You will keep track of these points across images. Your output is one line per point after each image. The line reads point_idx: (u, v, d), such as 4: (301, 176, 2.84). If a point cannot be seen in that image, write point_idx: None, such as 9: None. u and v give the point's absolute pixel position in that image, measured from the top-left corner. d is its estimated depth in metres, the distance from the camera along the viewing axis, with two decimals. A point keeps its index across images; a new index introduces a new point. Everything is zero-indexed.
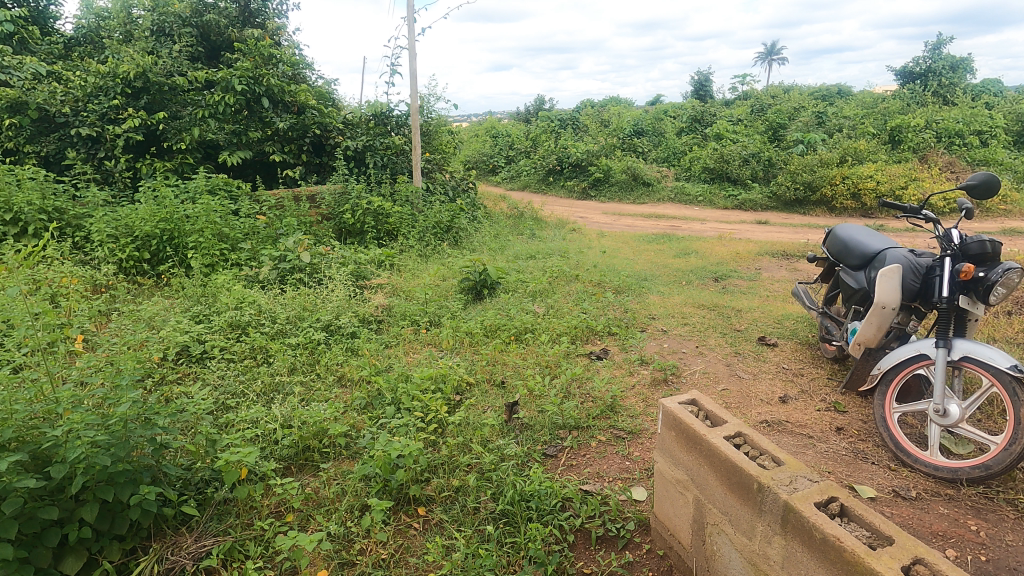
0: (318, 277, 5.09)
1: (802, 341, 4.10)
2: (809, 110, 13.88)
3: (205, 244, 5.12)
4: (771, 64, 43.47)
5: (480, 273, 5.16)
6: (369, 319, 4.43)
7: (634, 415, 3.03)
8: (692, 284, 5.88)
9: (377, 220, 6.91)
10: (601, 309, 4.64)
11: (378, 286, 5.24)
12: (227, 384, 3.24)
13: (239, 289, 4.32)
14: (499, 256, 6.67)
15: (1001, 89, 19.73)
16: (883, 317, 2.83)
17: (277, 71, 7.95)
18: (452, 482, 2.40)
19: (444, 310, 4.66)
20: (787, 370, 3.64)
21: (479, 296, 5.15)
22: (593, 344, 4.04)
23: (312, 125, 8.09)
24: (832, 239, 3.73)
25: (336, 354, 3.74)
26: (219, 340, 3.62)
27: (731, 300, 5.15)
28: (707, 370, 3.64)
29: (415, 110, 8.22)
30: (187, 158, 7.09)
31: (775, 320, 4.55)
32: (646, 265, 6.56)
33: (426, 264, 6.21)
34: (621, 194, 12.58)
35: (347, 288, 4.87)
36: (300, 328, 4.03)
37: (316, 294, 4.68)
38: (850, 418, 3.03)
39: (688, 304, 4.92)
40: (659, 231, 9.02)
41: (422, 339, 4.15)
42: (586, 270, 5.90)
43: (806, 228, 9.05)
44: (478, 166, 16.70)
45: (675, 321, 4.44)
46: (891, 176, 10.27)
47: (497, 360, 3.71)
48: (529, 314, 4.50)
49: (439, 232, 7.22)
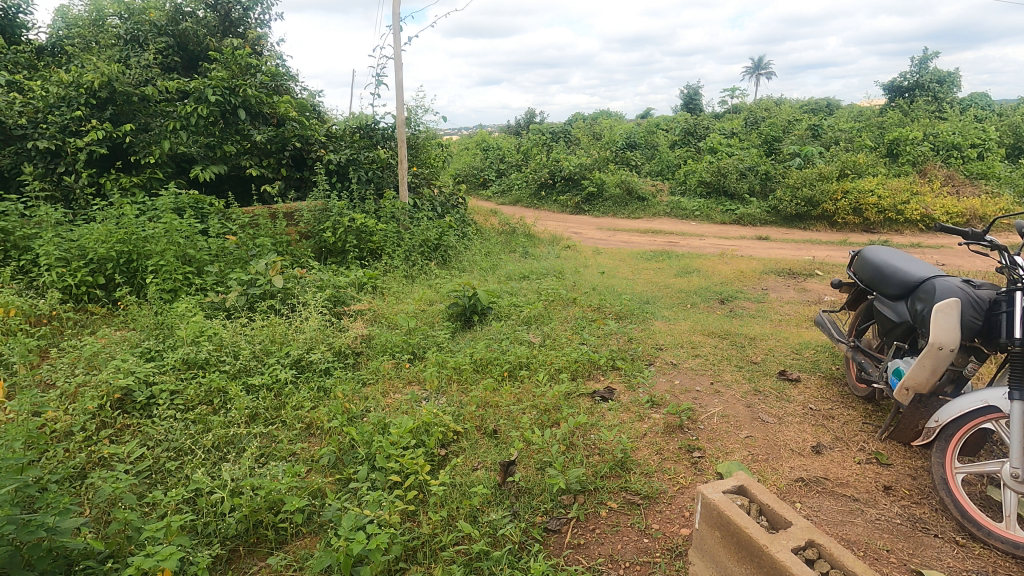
0: (292, 303, 4.64)
1: (826, 375, 3.70)
2: (804, 123, 13.69)
3: (166, 267, 4.66)
4: (760, 78, 43.68)
5: (469, 298, 4.73)
6: (345, 353, 3.99)
7: (648, 473, 2.61)
8: (698, 307, 5.48)
9: (360, 239, 6.48)
10: (602, 338, 4.23)
11: (358, 313, 4.80)
12: (173, 436, 2.78)
13: (199, 321, 3.84)
14: (490, 277, 6.26)
15: (988, 103, 19.73)
16: (939, 360, 2.43)
17: (255, 82, 7.54)
18: (434, 572, 1.96)
19: (430, 341, 4.22)
20: (815, 413, 3.23)
21: (468, 323, 4.72)
22: (596, 381, 3.61)
23: (292, 138, 7.66)
24: (859, 262, 3.38)
25: (305, 397, 3.30)
26: (169, 384, 3.15)
27: (742, 326, 4.76)
28: (726, 413, 3.21)
29: (401, 122, 7.85)
30: (156, 173, 6.62)
31: (793, 350, 4.16)
32: (647, 286, 6.16)
33: (411, 286, 5.78)
34: (615, 209, 12.26)
35: (322, 317, 4.42)
36: (268, 365, 3.59)
37: (288, 324, 4.23)
38: (897, 474, 2.62)
39: (696, 331, 4.52)
40: (658, 248, 8.67)
41: (405, 376, 3.71)
42: (584, 292, 5.49)
43: (808, 244, 8.75)
44: (469, 179, 16.31)
45: (685, 352, 4.02)
46: (893, 190, 10.02)
47: (489, 402, 3.27)
48: (524, 346, 4.07)
49: (427, 251, 6.79)
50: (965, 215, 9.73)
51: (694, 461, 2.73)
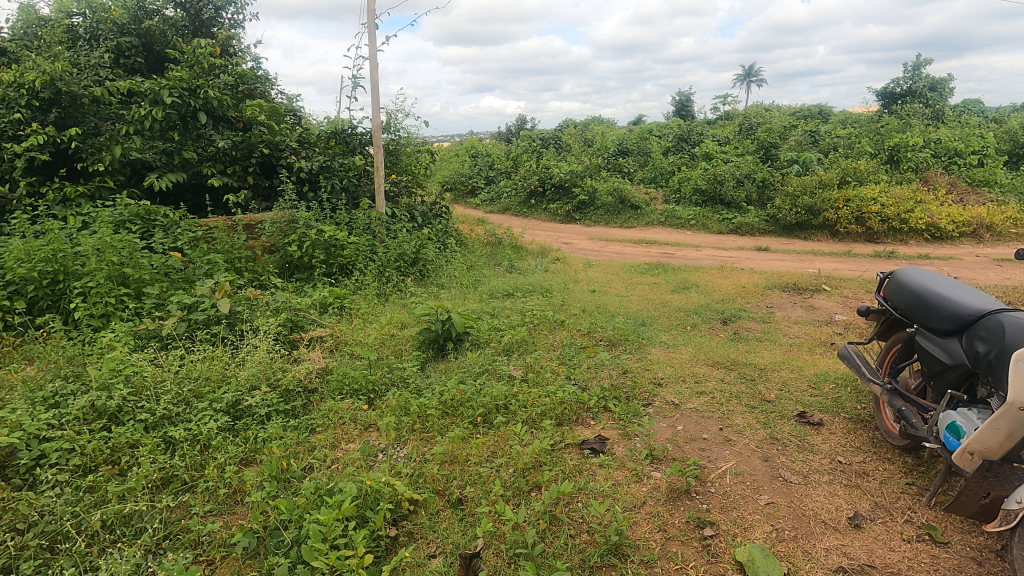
0: (240, 331, 4.08)
1: (851, 418, 3.19)
2: (800, 129, 13.31)
3: (97, 289, 4.09)
4: (749, 85, 43.99)
5: (443, 323, 4.18)
6: (294, 392, 3.43)
7: (649, 561, 2.08)
8: (699, 330, 4.95)
9: (329, 254, 5.93)
10: (592, 372, 3.69)
11: (317, 340, 4.23)
12: (53, 514, 2.23)
13: (120, 357, 3.29)
14: (471, 295, 5.74)
15: (982, 110, 19.46)
16: (1017, 422, 1.94)
17: (218, 84, 6.98)
18: None
19: (395, 376, 3.67)
20: (846, 469, 2.71)
21: (442, 352, 4.17)
22: (585, 427, 3.08)
23: (259, 143, 7.09)
24: (894, 287, 2.91)
25: (233, 454, 2.75)
26: (64, 441, 2.59)
27: (749, 354, 4.24)
28: (740, 471, 2.67)
29: (378, 127, 7.33)
30: (105, 182, 6.04)
31: (811, 385, 3.63)
32: (641, 305, 5.64)
33: (383, 307, 5.24)
34: (607, 218, 11.77)
35: (273, 347, 3.85)
36: (196, 412, 3.04)
37: (230, 357, 3.66)
38: (958, 559, 2.11)
39: (699, 360, 3.99)
40: (653, 260, 8.16)
41: (361, 422, 3.16)
42: (574, 314, 4.97)
43: (811, 256, 8.28)
44: (457, 187, 15.74)
45: (688, 388, 3.49)
46: (897, 199, 9.60)
47: (456, 458, 2.73)
48: (502, 382, 3.53)
49: (403, 266, 6.26)
50: (971, 224, 9.33)
51: (706, 542, 2.19)
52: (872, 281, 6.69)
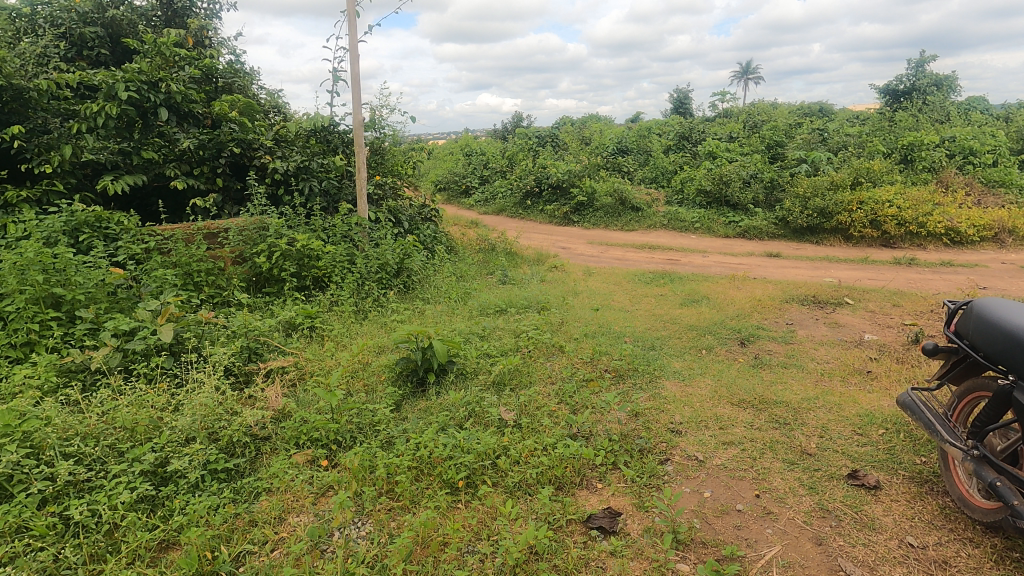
0: (186, 363, 3.49)
1: (913, 477, 2.63)
2: (808, 127, 12.76)
3: (18, 313, 3.50)
4: (745, 83, 43.75)
5: (423, 352, 3.61)
6: (239, 444, 2.87)
7: None
8: (715, 354, 4.39)
9: (302, 265, 5.36)
10: (597, 415, 3.13)
11: (278, 372, 3.65)
12: None
13: (24, 405, 2.70)
14: (459, 312, 5.17)
15: (987, 108, 18.96)
16: None
17: (183, 77, 6.38)
18: None
19: (364, 420, 3.10)
20: (921, 556, 2.15)
21: (421, 386, 3.60)
22: (590, 493, 2.52)
23: (229, 142, 6.48)
24: (977, 324, 2.36)
25: (148, 538, 2.20)
26: None
27: (777, 387, 3.68)
28: (789, 561, 2.11)
29: (359, 124, 6.73)
30: (54, 184, 5.39)
31: (856, 431, 3.07)
32: (648, 322, 5.08)
33: (360, 327, 4.68)
34: (607, 220, 11.22)
35: (220, 385, 3.27)
36: (110, 477, 2.47)
37: (167, 400, 3.09)
38: None
39: (720, 396, 3.42)
40: (657, 267, 7.61)
41: (318, 486, 2.60)
42: (574, 335, 4.41)
43: (826, 263, 7.75)
44: (450, 187, 15.17)
45: (713, 437, 2.93)
46: (915, 200, 9.09)
47: (430, 544, 2.16)
48: (490, 430, 2.96)
49: (386, 278, 5.69)
50: (993, 227, 8.79)
51: None
52: (897, 293, 6.15)
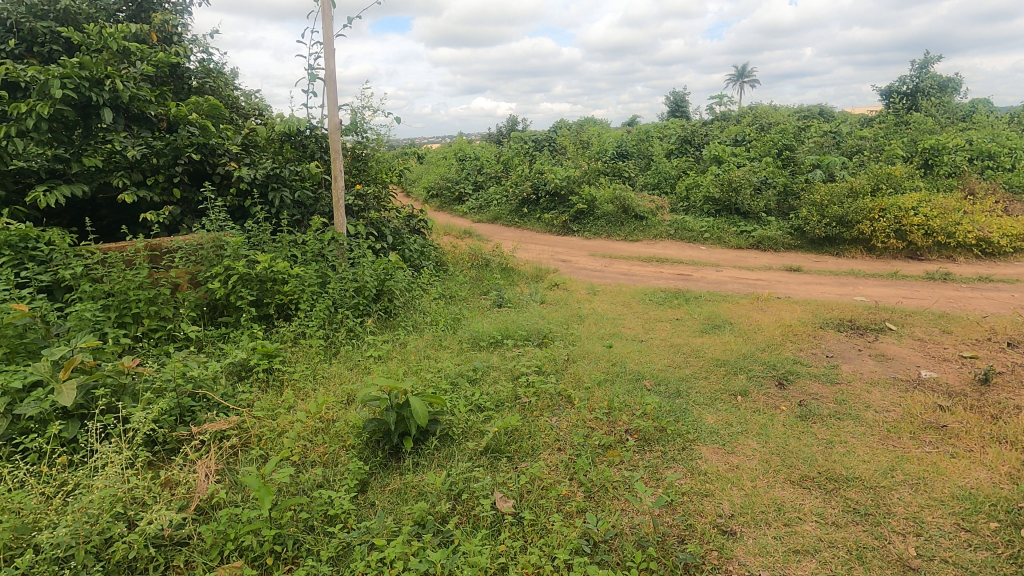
0: (93, 432, 2.73)
1: None
2: (818, 130, 12.10)
3: None
4: (739, 86, 43.47)
5: (398, 415, 2.83)
6: (140, 559, 2.12)
7: None
8: (754, 401, 3.66)
9: (264, 290, 4.60)
10: (623, 508, 2.39)
11: (215, 439, 2.90)
12: None
13: None
14: (446, 346, 4.42)
15: (993, 109, 18.41)
16: None
17: (134, 73, 5.61)
18: None
19: (317, 516, 2.34)
20: None
21: (396, 456, 2.85)
22: None
23: (188, 147, 5.71)
24: None
25: None
26: None
27: (840, 453, 2.94)
28: None
29: (335, 126, 5.96)
30: None
31: (961, 526, 2.34)
32: (667, 357, 4.34)
33: (328, 367, 3.92)
34: (609, 228, 10.51)
35: (129, 467, 2.50)
36: None
37: (53, 493, 2.32)
38: None
39: (775, 472, 2.69)
40: (669, 284, 6.89)
41: None
42: (585, 381, 3.66)
43: (853, 279, 7.06)
44: (443, 194, 14.43)
45: (780, 542, 2.20)
46: (942, 208, 8.41)
47: None
48: (483, 534, 2.22)
49: (363, 303, 4.93)
50: None
51: None
52: (943, 316, 5.44)
